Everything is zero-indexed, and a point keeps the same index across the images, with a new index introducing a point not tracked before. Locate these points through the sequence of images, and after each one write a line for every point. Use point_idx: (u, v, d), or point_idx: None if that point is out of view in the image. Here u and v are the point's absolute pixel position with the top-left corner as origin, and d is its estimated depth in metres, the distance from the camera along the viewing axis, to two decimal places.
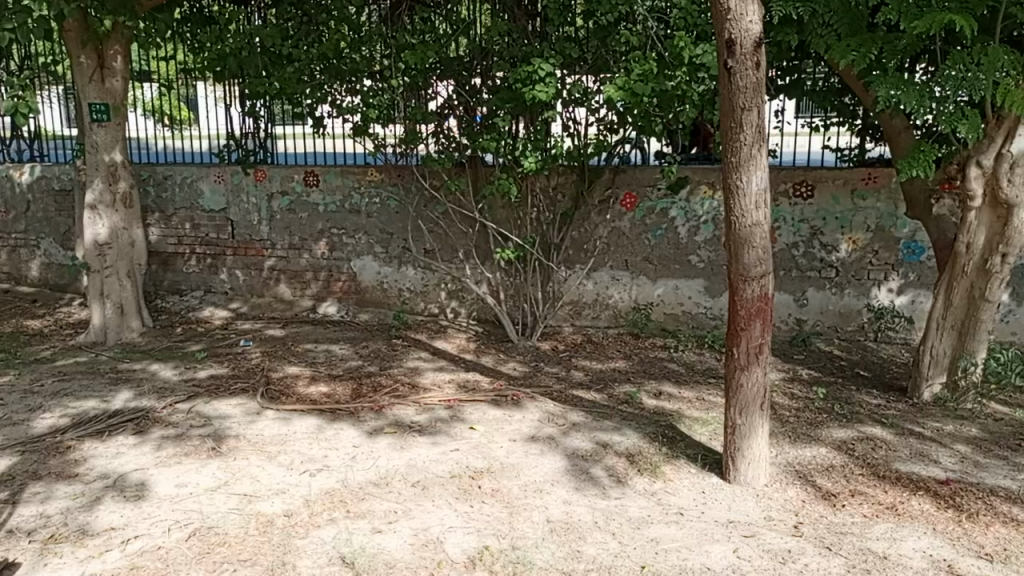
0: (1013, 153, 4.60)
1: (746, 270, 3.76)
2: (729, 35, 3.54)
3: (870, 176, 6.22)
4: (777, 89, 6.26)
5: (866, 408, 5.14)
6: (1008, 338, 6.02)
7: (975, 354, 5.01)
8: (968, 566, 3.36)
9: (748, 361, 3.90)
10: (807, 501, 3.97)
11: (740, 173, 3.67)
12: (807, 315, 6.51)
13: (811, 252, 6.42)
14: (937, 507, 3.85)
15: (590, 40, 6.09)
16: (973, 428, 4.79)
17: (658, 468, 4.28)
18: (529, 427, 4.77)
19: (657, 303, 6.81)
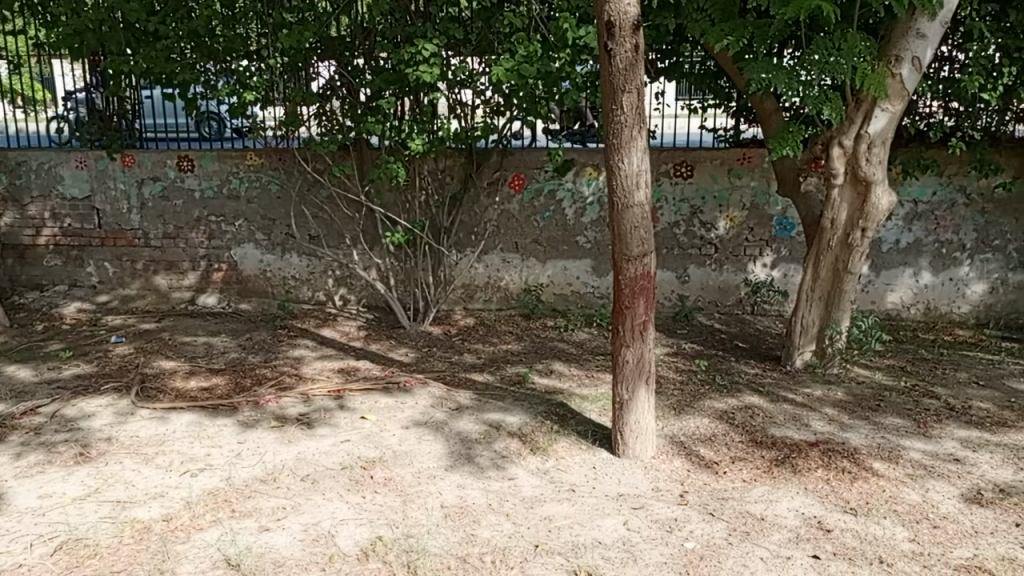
0: (870, 134, 4.88)
1: (628, 249, 3.84)
2: (608, 17, 3.58)
3: (744, 156, 6.50)
4: (658, 71, 6.26)
5: (744, 377, 5.41)
6: (868, 306, 6.46)
7: (839, 323, 5.34)
8: (836, 521, 3.59)
9: (632, 337, 4.00)
10: (691, 470, 4.13)
11: (622, 153, 3.73)
12: (688, 291, 6.76)
13: (691, 230, 6.66)
14: (808, 468, 4.09)
15: (474, 21, 6.06)
16: (839, 391, 5.13)
17: (549, 446, 4.35)
18: (421, 413, 4.73)
19: (547, 284, 6.89)
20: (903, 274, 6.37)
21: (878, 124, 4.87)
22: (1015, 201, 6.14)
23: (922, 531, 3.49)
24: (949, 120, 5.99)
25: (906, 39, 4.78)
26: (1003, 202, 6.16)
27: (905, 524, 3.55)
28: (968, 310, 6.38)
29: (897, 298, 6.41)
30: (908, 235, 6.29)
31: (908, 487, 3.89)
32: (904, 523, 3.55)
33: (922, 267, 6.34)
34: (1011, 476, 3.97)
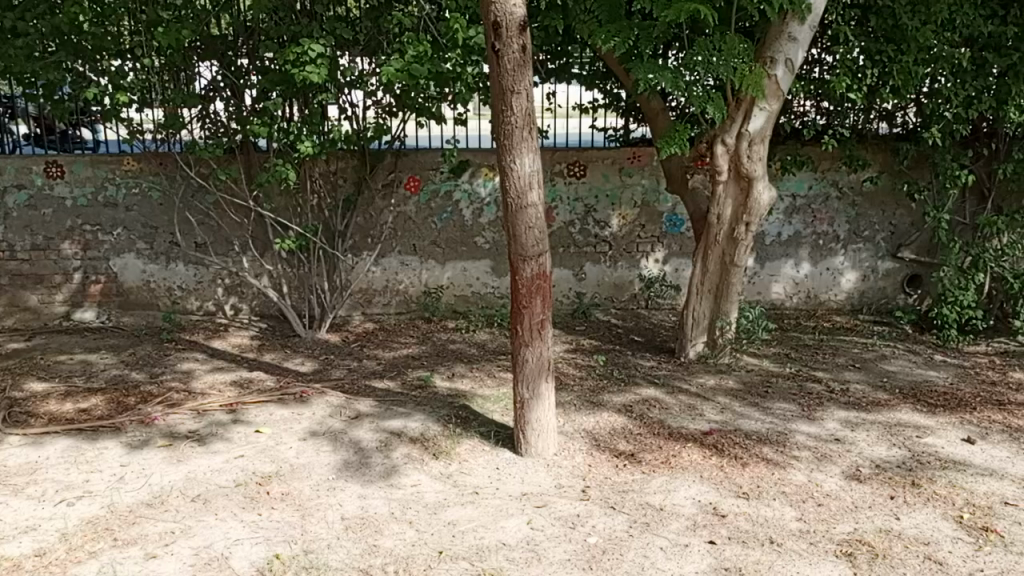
0: (750, 132, 5.10)
1: (524, 250, 3.86)
2: (495, 18, 3.58)
3: (634, 156, 6.67)
4: (548, 73, 6.31)
5: (641, 370, 5.56)
6: (754, 297, 6.76)
7: (728, 314, 5.56)
8: (730, 506, 3.72)
9: (531, 337, 4.02)
10: (593, 464, 4.19)
11: (513, 154, 3.75)
12: (586, 289, 6.87)
13: (586, 229, 6.78)
14: (703, 456, 4.23)
15: (362, 21, 5.89)
16: (730, 380, 5.35)
17: (452, 450, 4.32)
18: (319, 423, 4.60)
19: (447, 286, 6.84)
20: (785, 265, 6.70)
21: (757, 122, 5.09)
22: (881, 194, 6.56)
23: (808, 510, 3.67)
24: (821, 118, 6.34)
25: (780, 42, 5.02)
26: (871, 195, 6.56)
27: (793, 505, 3.72)
28: (845, 297, 6.76)
29: (780, 288, 6.74)
30: (789, 227, 6.63)
31: (795, 468, 4.08)
32: (791, 503, 3.73)
33: (802, 258, 6.69)
34: (886, 452, 4.24)
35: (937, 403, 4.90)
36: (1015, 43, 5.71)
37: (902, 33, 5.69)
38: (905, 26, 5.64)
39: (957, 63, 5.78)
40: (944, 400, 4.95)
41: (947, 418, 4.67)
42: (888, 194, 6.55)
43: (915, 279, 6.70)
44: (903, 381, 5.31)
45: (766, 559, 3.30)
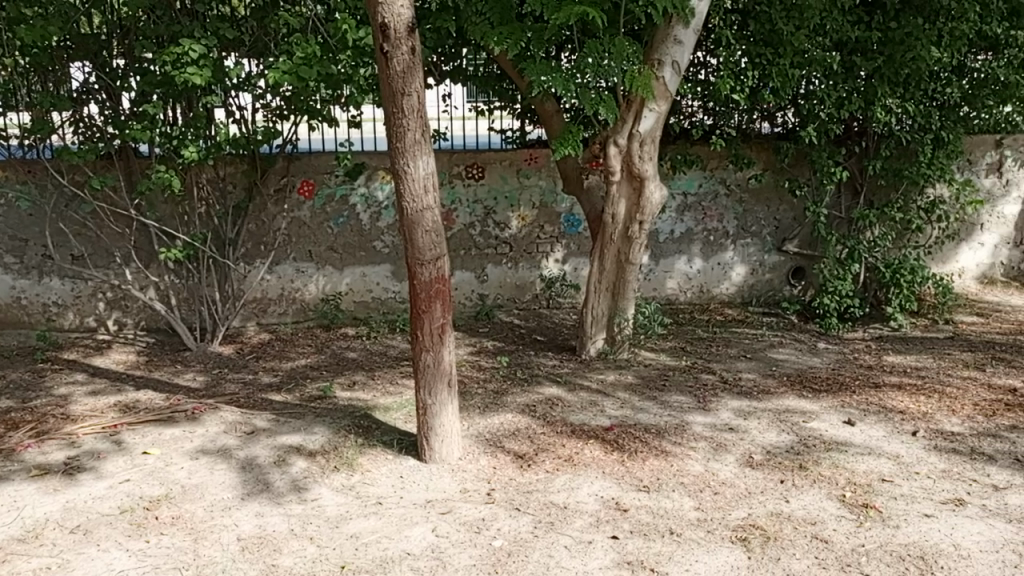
0: (641, 133, 5.22)
1: (420, 254, 3.81)
2: (382, 19, 3.52)
3: (532, 157, 6.72)
4: (443, 74, 6.31)
5: (543, 369, 5.60)
6: (650, 293, 6.95)
7: (626, 311, 5.68)
8: (631, 500, 3.80)
9: (431, 342, 3.98)
10: (497, 466, 4.19)
11: (407, 157, 3.69)
12: (487, 290, 6.88)
13: (486, 230, 6.79)
14: (605, 452, 4.30)
15: (249, 21, 5.71)
16: (629, 375, 5.47)
17: (354, 461, 4.22)
18: (212, 440, 4.40)
19: (346, 292, 6.69)
20: (678, 261, 6.92)
21: (647, 123, 5.22)
22: (766, 191, 6.86)
23: (705, 499, 3.79)
24: (708, 119, 6.57)
25: (667, 45, 5.16)
26: (756, 192, 6.86)
27: (691, 495, 3.83)
28: (735, 290, 7.04)
29: (675, 284, 6.96)
30: (680, 225, 6.86)
31: (692, 459, 4.21)
32: (690, 494, 3.84)
33: (694, 253, 6.93)
34: (775, 438, 4.43)
35: (821, 388, 5.17)
36: (879, 48, 6.09)
37: (778, 37, 5.99)
38: (780, 31, 5.94)
39: (829, 67, 6.11)
40: (826, 385, 5.23)
41: (830, 402, 4.93)
42: (772, 190, 6.86)
43: (798, 271, 7.04)
44: (790, 369, 5.58)
45: (666, 550, 3.38)
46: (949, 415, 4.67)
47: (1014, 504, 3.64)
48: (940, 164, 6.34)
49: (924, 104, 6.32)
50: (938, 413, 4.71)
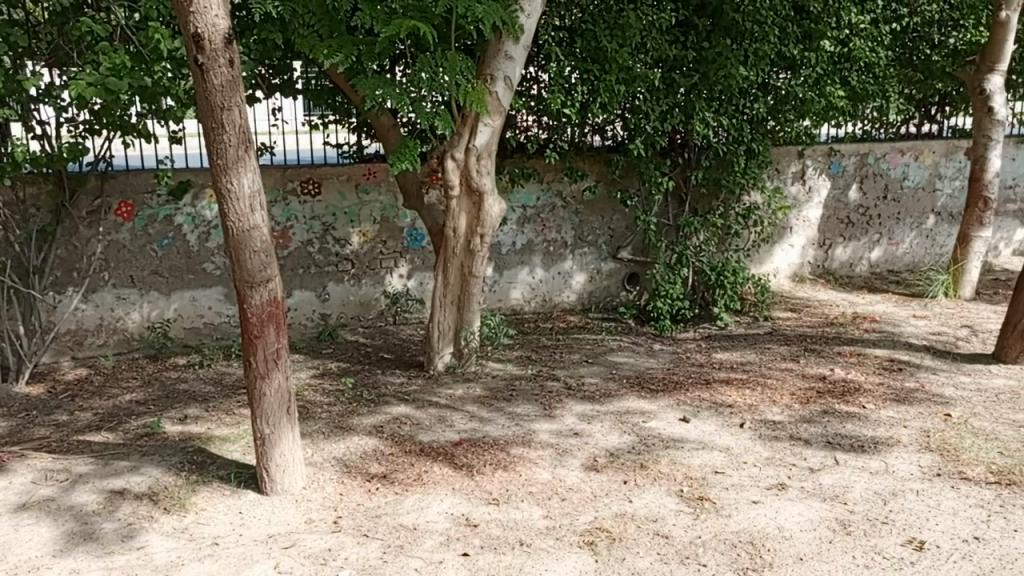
0: (477, 147, 5.25)
1: (250, 276, 3.61)
2: (194, 29, 3.31)
3: (370, 171, 6.60)
4: (272, 87, 6.07)
5: (390, 388, 5.49)
6: (495, 304, 7.03)
7: (471, 324, 5.70)
8: (481, 514, 3.79)
9: (267, 368, 3.78)
10: (344, 492, 4.04)
11: (229, 175, 3.49)
12: (329, 309, 6.66)
13: (325, 247, 6.58)
14: (454, 468, 4.27)
15: (45, 27, 5.23)
16: (477, 388, 5.48)
17: (187, 500, 3.92)
18: (19, 493, 3.95)
19: (174, 318, 6.23)
20: (521, 272, 7.05)
21: (483, 137, 5.26)
22: (601, 201, 7.14)
23: (553, 506, 3.85)
24: (543, 133, 6.73)
25: (499, 60, 5.22)
26: (591, 203, 7.12)
27: (539, 504, 3.88)
28: (576, 298, 7.26)
29: (518, 294, 7.09)
30: (521, 236, 7.00)
31: (540, 467, 4.27)
32: (538, 503, 3.88)
33: (536, 264, 7.09)
34: (617, 440, 4.59)
35: (657, 388, 5.42)
36: (694, 66, 6.52)
37: (603, 54, 6.28)
38: (605, 48, 6.23)
39: (652, 82, 6.46)
40: (662, 384, 5.50)
41: (666, 401, 5.18)
42: (606, 201, 7.15)
43: (633, 277, 7.37)
44: (629, 371, 5.82)
45: (516, 562, 3.40)
46: (770, 405, 5.04)
47: (827, 484, 3.97)
48: (752, 173, 6.91)
49: (737, 118, 6.82)
50: (761, 404, 5.07)
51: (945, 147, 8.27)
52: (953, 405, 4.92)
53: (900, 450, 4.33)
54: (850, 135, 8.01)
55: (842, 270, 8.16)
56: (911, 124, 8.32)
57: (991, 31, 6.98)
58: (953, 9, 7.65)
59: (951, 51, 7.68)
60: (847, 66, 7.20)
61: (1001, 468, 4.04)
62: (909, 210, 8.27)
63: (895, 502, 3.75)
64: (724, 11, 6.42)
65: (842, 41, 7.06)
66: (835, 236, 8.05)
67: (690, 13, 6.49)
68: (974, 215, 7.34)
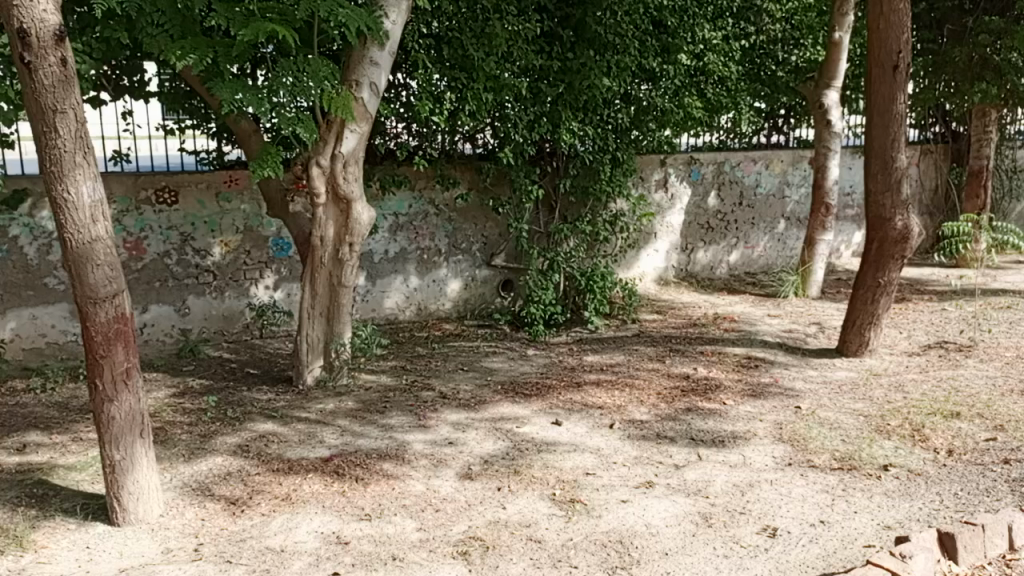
0: (343, 154, 5.13)
1: (92, 292, 3.35)
2: (19, 24, 3.05)
3: (231, 178, 6.31)
4: (120, 89, 5.83)
5: (256, 405, 5.25)
6: (368, 314, 6.90)
7: (342, 335, 5.55)
8: (352, 531, 3.68)
9: (114, 390, 3.51)
10: (206, 517, 3.82)
11: (65, 183, 3.23)
12: (190, 324, 6.31)
13: (184, 259, 6.23)
14: (325, 485, 4.13)
15: None
16: (349, 400, 5.34)
17: (25, 538, 3.58)
18: None
19: (11, 339, 5.71)
20: (394, 281, 6.96)
21: (349, 144, 5.14)
22: (473, 209, 7.16)
23: (427, 517, 3.80)
24: (413, 139, 6.73)
25: (364, 66, 5.12)
26: (464, 210, 7.13)
27: (413, 516, 3.82)
28: (451, 306, 7.24)
29: (393, 303, 6.99)
30: (394, 244, 6.91)
31: (414, 479, 4.21)
32: (412, 515, 3.82)
33: (409, 272, 7.01)
34: (492, 447, 4.60)
35: (531, 393, 5.48)
36: (560, 76, 6.66)
37: (471, 62, 6.30)
38: (472, 56, 6.26)
39: (519, 91, 6.55)
40: (535, 389, 5.57)
41: (539, 405, 5.25)
42: (478, 208, 7.18)
43: (508, 283, 7.43)
44: (503, 377, 5.85)
45: None
46: (638, 405, 5.21)
47: (691, 479, 4.14)
48: (618, 181, 7.11)
49: (602, 127, 7.03)
50: (629, 404, 5.23)
51: (791, 156, 8.87)
52: (802, 398, 5.28)
53: (756, 443, 4.58)
54: (708, 144, 8.44)
55: (704, 273, 8.58)
56: (761, 135, 8.87)
57: (827, 50, 7.58)
58: (794, 27, 8.24)
59: (793, 67, 8.38)
60: (703, 79, 7.62)
61: (844, 455, 4.36)
62: (762, 215, 8.82)
63: (751, 493, 3.97)
64: (587, 23, 6.60)
65: (698, 55, 7.46)
66: (696, 240, 8.46)
67: (554, 24, 6.65)
68: (817, 220, 7.92)
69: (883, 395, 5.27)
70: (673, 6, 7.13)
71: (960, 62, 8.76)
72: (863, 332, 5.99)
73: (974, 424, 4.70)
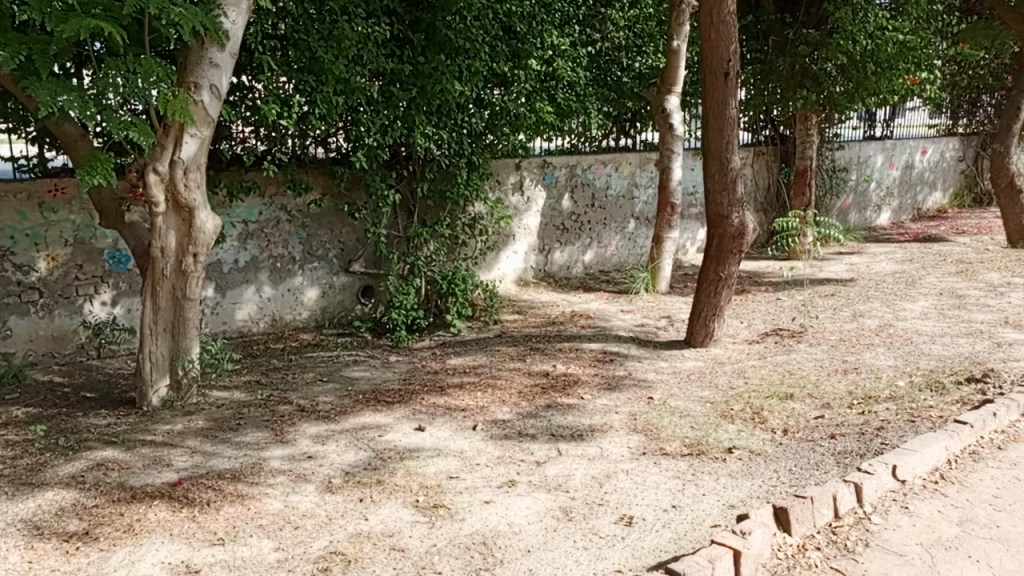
0: (183, 159, 4.85)
1: None
2: None
3: (56, 187, 5.82)
4: None
5: (94, 431, 4.86)
6: (219, 327, 6.57)
7: (189, 351, 5.24)
8: (203, 558, 3.49)
9: None
10: (35, 559, 3.49)
11: None
12: (14, 347, 5.76)
13: (4, 275, 5.68)
14: (172, 511, 3.88)
15: None
16: (199, 420, 5.06)
17: None
18: None
19: None
20: (246, 292, 6.66)
21: (189, 149, 4.87)
22: (327, 215, 7.00)
23: (285, 536, 3.66)
24: (262, 144, 6.42)
25: (202, 67, 4.87)
26: (318, 216, 6.96)
27: (270, 536, 3.67)
28: (308, 315, 7.02)
29: (245, 315, 6.68)
30: (244, 253, 6.62)
31: (270, 497, 4.04)
32: (268, 535, 3.67)
33: (262, 282, 6.74)
34: (353, 457, 4.50)
35: (393, 400, 5.41)
36: (411, 80, 6.60)
37: (320, 65, 6.13)
38: (320, 59, 6.09)
39: (371, 95, 6.45)
40: (397, 395, 5.50)
41: (401, 412, 5.19)
42: (333, 214, 7.02)
43: (367, 289, 7.32)
44: (365, 386, 5.74)
45: None
46: (500, 405, 5.28)
47: (551, 475, 4.24)
48: (474, 184, 7.16)
49: (457, 131, 7.05)
50: (491, 405, 5.28)
51: (639, 158, 9.31)
52: (654, 389, 5.53)
53: (613, 434, 4.76)
54: (560, 148, 8.69)
55: (561, 273, 8.82)
56: (611, 138, 9.21)
57: (667, 58, 7.97)
58: (636, 36, 8.74)
59: (637, 73, 8.80)
60: (553, 84, 7.84)
61: (692, 440, 4.61)
62: (613, 215, 9.18)
63: (609, 484, 4.11)
64: (437, 27, 6.58)
65: (547, 61, 7.67)
66: (552, 241, 8.68)
67: (404, 28, 6.60)
68: (665, 218, 8.33)
69: (726, 381, 5.62)
70: (521, 13, 7.31)
71: (783, 71, 9.58)
72: (708, 323, 6.37)
73: (806, 404, 5.11)
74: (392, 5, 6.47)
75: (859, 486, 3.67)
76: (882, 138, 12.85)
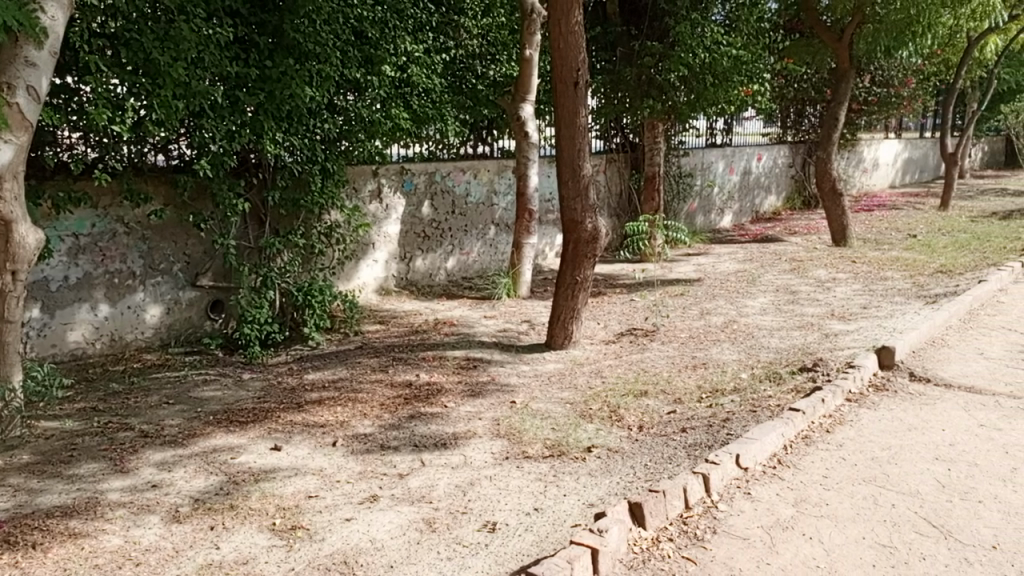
0: None
1: None
2: None
3: None
4: None
5: None
6: (48, 351, 5.99)
7: (10, 380, 4.76)
8: None
9: None
10: None
11: None
12: None
13: None
14: None
15: None
16: (24, 454, 4.59)
17: None
18: None
19: None
20: (79, 311, 6.13)
21: (3, 157, 4.40)
22: (170, 226, 6.58)
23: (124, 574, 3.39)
24: (91, 152, 5.94)
25: (16, 66, 4.41)
26: (159, 228, 6.53)
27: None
28: (152, 333, 6.57)
29: (78, 336, 6.14)
30: (76, 269, 6.09)
31: (108, 533, 3.72)
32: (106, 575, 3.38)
33: (97, 300, 6.23)
34: (203, 483, 4.24)
35: (246, 420, 5.14)
36: (258, 85, 6.33)
37: (156, 67, 5.75)
38: (156, 61, 5.71)
39: (214, 100, 6.09)
40: (252, 415, 5.24)
41: (256, 432, 4.95)
42: (176, 225, 6.62)
43: (217, 304, 6.95)
44: (216, 407, 5.43)
45: None
46: (361, 419, 5.15)
47: (414, 486, 4.18)
48: (329, 192, 7.01)
49: (310, 137, 6.84)
50: (352, 419, 5.14)
51: (496, 166, 9.42)
52: (516, 392, 5.60)
53: (476, 441, 4.76)
54: (418, 155, 8.65)
55: (423, 280, 8.75)
56: (467, 146, 9.28)
57: (521, 67, 8.09)
58: (490, 44, 8.85)
59: (491, 81, 8.91)
60: (408, 90, 7.76)
61: (553, 442, 4.69)
62: (474, 222, 9.23)
63: (472, 492, 4.10)
64: (284, 30, 6.35)
65: (401, 67, 7.60)
66: (413, 249, 8.61)
67: (249, 30, 6.33)
68: (523, 224, 8.46)
69: (585, 382, 5.77)
70: (373, 19, 7.19)
71: (631, 81, 9.99)
72: (566, 325, 6.53)
73: (659, 400, 5.34)
74: (235, 6, 6.18)
75: (706, 477, 3.87)
76: (723, 145, 13.71)
